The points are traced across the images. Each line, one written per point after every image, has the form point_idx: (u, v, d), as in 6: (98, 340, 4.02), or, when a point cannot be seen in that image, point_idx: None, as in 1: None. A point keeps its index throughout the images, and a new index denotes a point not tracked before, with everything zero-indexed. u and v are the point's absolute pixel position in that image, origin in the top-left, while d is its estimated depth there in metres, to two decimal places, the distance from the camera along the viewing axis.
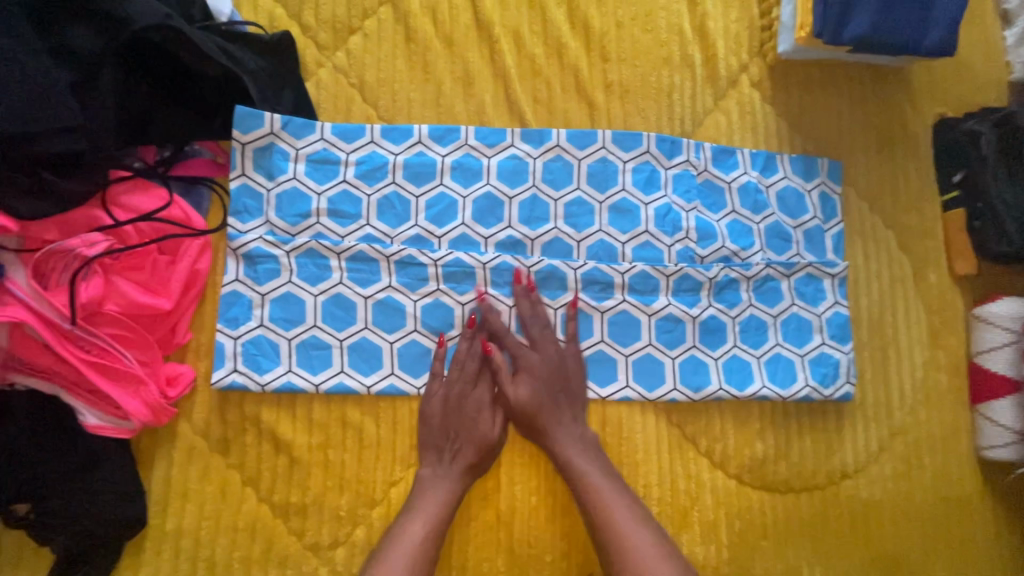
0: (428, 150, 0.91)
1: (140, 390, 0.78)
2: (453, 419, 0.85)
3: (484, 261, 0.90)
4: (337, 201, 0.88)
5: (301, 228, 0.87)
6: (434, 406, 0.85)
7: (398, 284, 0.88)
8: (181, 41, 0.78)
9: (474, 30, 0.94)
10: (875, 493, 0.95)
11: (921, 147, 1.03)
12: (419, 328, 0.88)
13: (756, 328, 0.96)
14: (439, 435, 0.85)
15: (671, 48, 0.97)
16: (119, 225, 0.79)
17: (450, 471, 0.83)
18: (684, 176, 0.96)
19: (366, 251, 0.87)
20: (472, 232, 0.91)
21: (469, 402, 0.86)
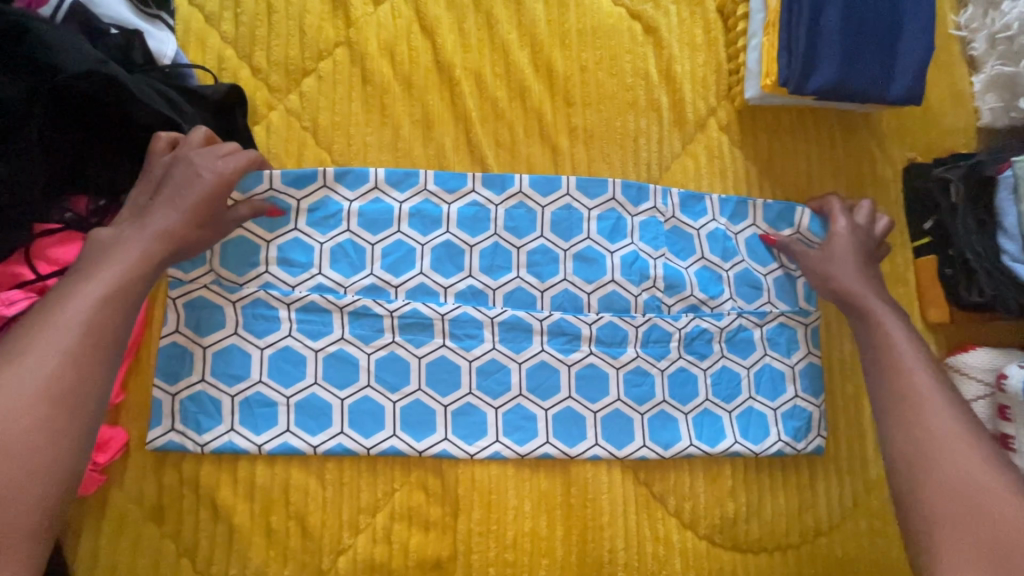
0: (384, 196, 0.87)
1: None
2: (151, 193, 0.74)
3: (443, 312, 0.86)
4: (288, 249, 0.85)
5: (248, 278, 0.83)
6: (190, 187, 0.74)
7: (350, 337, 0.84)
8: (116, 92, 0.72)
9: (435, 73, 0.91)
10: (849, 552, 0.92)
11: (891, 192, 1.01)
12: (373, 384, 0.84)
13: (728, 381, 0.92)
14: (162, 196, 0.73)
15: (637, 92, 0.95)
16: (42, 280, 0.72)
17: (130, 250, 0.69)
18: (651, 223, 0.93)
19: (318, 302, 0.83)
20: (431, 281, 0.87)
21: (201, 175, 0.74)
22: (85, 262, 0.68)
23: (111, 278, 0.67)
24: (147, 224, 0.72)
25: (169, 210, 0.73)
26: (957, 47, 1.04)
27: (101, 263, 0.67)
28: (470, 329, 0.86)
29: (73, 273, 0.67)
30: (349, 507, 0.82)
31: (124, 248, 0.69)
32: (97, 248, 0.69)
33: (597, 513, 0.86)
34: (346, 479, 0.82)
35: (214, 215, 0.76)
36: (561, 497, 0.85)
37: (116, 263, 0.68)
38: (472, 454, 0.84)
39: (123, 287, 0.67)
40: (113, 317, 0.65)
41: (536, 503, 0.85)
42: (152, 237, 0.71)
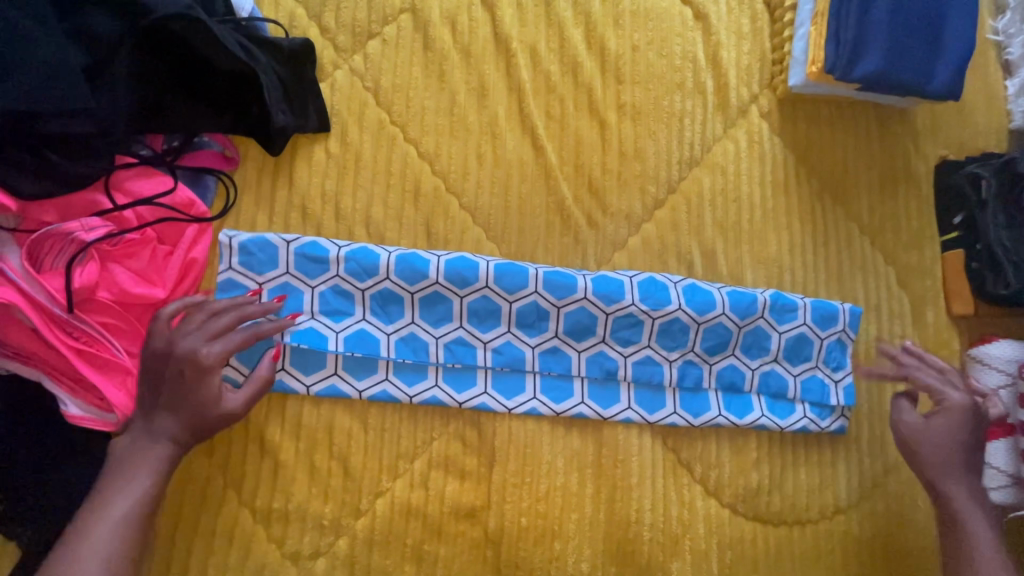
0: (397, 286, 0.86)
1: (129, 381, 0.76)
2: (149, 400, 0.74)
3: (486, 343, 0.88)
4: (328, 296, 0.85)
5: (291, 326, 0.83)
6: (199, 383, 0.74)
7: (396, 279, 0.86)
8: (203, 34, 0.77)
9: (493, 44, 0.95)
10: (867, 530, 0.95)
11: (922, 187, 1.05)
12: (418, 321, 0.87)
13: (758, 347, 0.95)
14: (161, 398, 0.74)
15: (684, 74, 0.99)
16: (119, 209, 0.76)
17: (147, 461, 0.72)
18: (692, 286, 0.93)
19: (365, 330, 0.85)
20: (468, 334, 0.88)
21: (191, 372, 0.74)
22: (102, 482, 0.71)
23: (129, 500, 0.70)
24: (159, 433, 0.74)
25: (175, 418, 0.74)
26: (993, 51, 1.08)
27: (124, 482, 0.71)
28: (512, 363, 0.88)
29: (93, 498, 0.70)
30: (389, 452, 0.85)
31: (143, 460, 0.72)
32: (115, 464, 0.72)
33: (626, 475, 0.89)
34: (389, 425, 0.85)
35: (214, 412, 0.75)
36: (593, 457, 0.88)
37: (133, 484, 0.71)
38: (509, 409, 0.87)
39: (141, 503, 0.70)
40: (132, 535, 0.69)
41: (568, 461, 0.88)
42: (163, 446, 0.73)
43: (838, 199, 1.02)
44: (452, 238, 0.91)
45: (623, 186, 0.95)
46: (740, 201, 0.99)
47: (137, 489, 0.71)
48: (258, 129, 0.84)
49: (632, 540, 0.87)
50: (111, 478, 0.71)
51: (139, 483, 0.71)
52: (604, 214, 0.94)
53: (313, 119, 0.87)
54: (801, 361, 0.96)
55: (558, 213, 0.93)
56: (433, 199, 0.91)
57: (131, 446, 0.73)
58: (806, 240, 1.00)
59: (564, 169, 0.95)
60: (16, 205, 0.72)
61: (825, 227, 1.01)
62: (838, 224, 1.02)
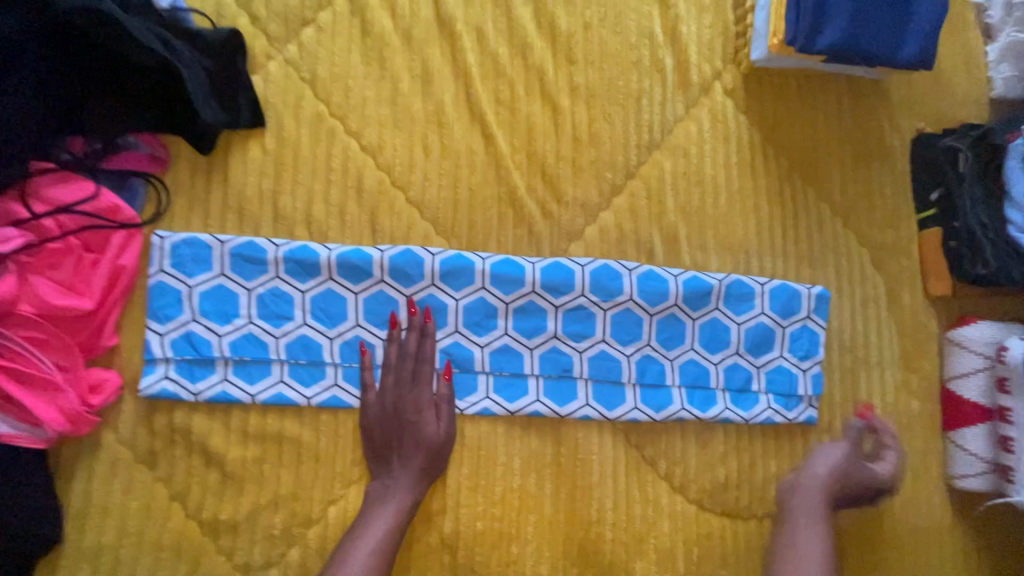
0: (338, 286, 0.83)
1: (59, 398, 0.73)
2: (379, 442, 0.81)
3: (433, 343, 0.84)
4: (266, 299, 0.82)
5: (227, 331, 0.80)
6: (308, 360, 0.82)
7: (338, 278, 0.83)
8: (113, 28, 0.72)
9: (435, 26, 0.90)
10: (839, 521, 0.93)
11: (897, 163, 1.00)
12: (362, 323, 0.84)
13: (719, 337, 0.91)
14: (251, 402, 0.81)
15: (641, 51, 0.93)
16: (38, 218, 0.73)
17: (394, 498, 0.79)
18: (650, 275, 0.89)
19: (307, 333, 0.82)
20: None
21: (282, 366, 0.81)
22: (364, 516, 0.79)
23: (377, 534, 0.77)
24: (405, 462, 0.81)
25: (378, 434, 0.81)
26: (972, 14, 1.02)
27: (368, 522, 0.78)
28: (461, 363, 0.85)
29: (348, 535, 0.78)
30: (340, 458, 0.82)
31: (389, 499, 0.79)
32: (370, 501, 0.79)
33: (586, 474, 0.86)
34: (338, 431, 0.83)
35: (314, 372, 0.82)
36: (551, 457, 0.85)
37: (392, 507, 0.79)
38: (461, 410, 0.84)
39: (385, 535, 0.77)
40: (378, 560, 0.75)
41: (526, 461, 0.85)
42: (403, 490, 0.80)
43: (808, 178, 0.97)
44: (399, 234, 0.87)
45: (577, 173, 0.91)
46: (704, 184, 0.94)
47: (388, 518, 0.78)
48: (184, 126, 0.80)
49: (594, 540, 0.85)
50: (374, 509, 0.79)
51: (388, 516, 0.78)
52: (559, 204, 0.90)
53: (246, 115, 0.83)
54: (764, 353, 0.92)
55: (510, 204, 0.89)
56: (377, 193, 0.87)
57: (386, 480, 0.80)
58: (775, 223, 0.96)
59: (515, 157, 0.90)
60: None
61: (795, 208, 0.97)
62: (808, 205, 0.97)
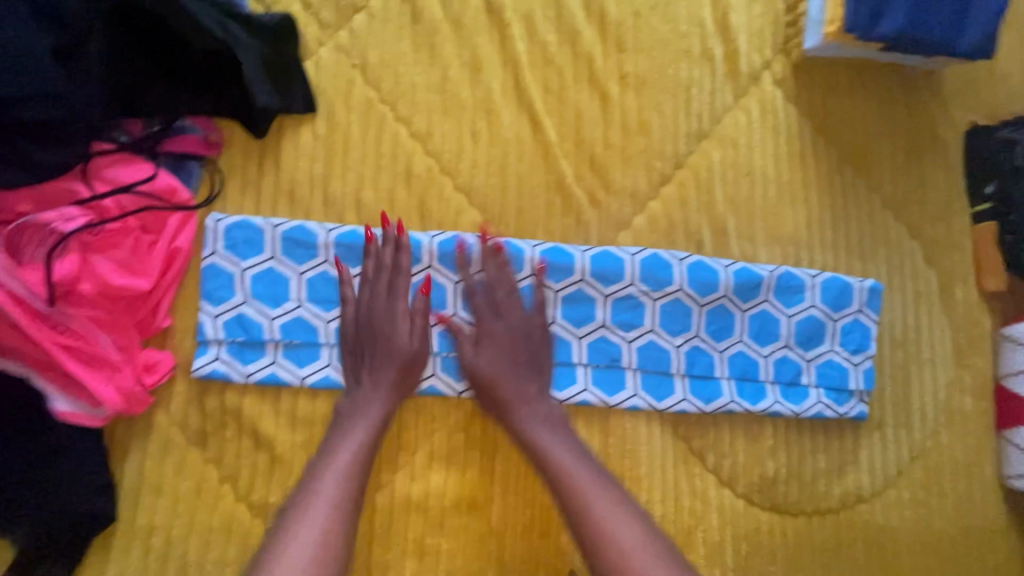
0: None
1: (117, 375, 0.73)
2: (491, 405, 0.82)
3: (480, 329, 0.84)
4: (317, 283, 0.82)
5: (278, 313, 0.81)
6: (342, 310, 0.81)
7: None
8: (177, 11, 0.73)
9: (485, 13, 0.90)
10: (890, 520, 0.91)
11: (950, 156, 0.98)
12: None
13: (770, 329, 0.89)
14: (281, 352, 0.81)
15: (691, 40, 0.92)
16: (98, 198, 0.73)
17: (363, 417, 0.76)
18: (700, 265, 0.88)
19: None
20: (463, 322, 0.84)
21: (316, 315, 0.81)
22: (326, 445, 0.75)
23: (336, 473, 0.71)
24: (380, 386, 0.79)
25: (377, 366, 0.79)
26: None
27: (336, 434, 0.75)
28: None
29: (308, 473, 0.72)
30: (388, 444, 0.82)
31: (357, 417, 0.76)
32: (337, 425, 0.76)
33: (634, 465, 0.85)
34: None
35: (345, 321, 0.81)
36: (598, 447, 0.85)
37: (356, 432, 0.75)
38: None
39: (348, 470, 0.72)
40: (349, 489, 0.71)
41: None
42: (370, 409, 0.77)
43: (858, 170, 0.96)
44: (447, 221, 0.87)
45: (626, 162, 0.90)
46: (753, 174, 0.93)
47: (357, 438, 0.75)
48: (240, 110, 0.80)
49: None
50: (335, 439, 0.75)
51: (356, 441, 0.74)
52: (607, 192, 0.89)
53: (298, 100, 0.83)
54: (814, 346, 0.90)
55: (558, 192, 0.89)
56: (426, 180, 0.87)
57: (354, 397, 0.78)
58: (825, 215, 0.94)
59: (563, 145, 0.90)
60: None
61: (845, 200, 0.95)
62: (858, 197, 0.95)
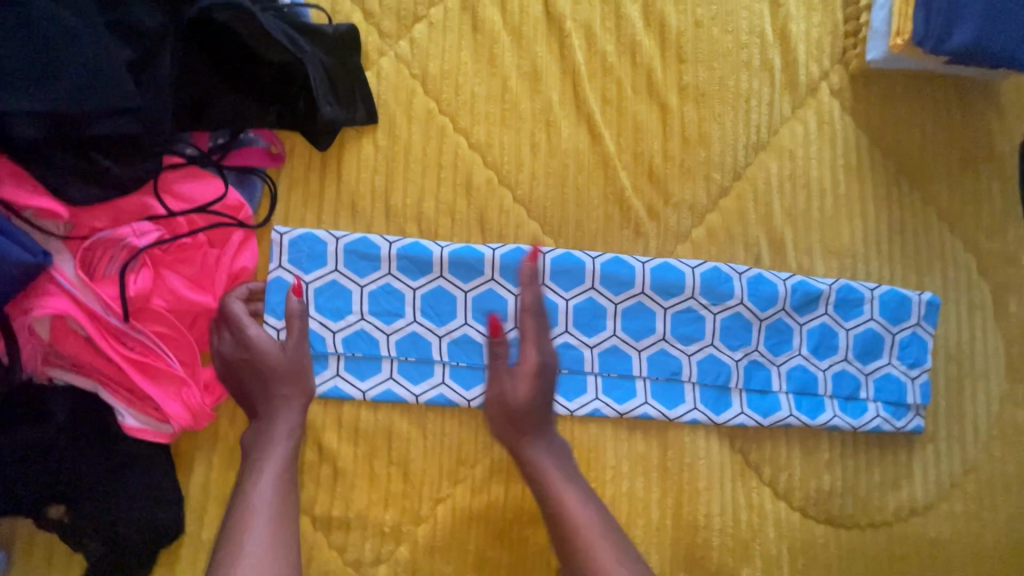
0: (450, 284, 0.83)
1: (184, 392, 0.74)
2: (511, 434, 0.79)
3: None
4: (380, 296, 0.82)
5: (341, 326, 0.80)
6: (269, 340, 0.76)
7: (450, 276, 0.83)
8: (249, 23, 0.72)
9: (544, 23, 0.89)
10: (942, 532, 0.92)
11: (1006, 168, 0.97)
12: (471, 321, 0.83)
13: (826, 342, 0.90)
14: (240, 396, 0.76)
15: (751, 50, 0.92)
16: (172, 215, 0.73)
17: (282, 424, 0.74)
18: (759, 280, 0.88)
19: (419, 330, 0.82)
20: None
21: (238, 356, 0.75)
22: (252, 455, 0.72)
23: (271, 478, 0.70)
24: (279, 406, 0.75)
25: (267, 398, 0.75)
26: None
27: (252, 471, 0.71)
28: (569, 364, 0.84)
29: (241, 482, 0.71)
30: (449, 457, 0.82)
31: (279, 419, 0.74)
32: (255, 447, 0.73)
33: (693, 478, 0.85)
34: (448, 430, 0.83)
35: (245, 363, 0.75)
36: (657, 460, 0.85)
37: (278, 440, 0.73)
38: (569, 410, 0.83)
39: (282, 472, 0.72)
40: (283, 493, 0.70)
41: (633, 464, 0.84)
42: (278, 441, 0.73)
43: (914, 182, 0.96)
44: (507, 233, 0.86)
45: (686, 174, 0.89)
46: (811, 186, 0.93)
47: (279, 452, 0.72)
48: (305, 121, 0.79)
49: (702, 545, 0.84)
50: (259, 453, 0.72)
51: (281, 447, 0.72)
52: (666, 204, 0.89)
53: (360, 111, 0.83)
54: (871, 359, 0.91)
55: (617, 204, 0.88)
56: (486, 192, 0.86)
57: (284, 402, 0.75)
58: (881, 228, 0.94)
59: (622, 157, 0.89)
60: (67, 212, 0.69)
61: (901, 212, 0.95)
62: (915, 209, 0.95)
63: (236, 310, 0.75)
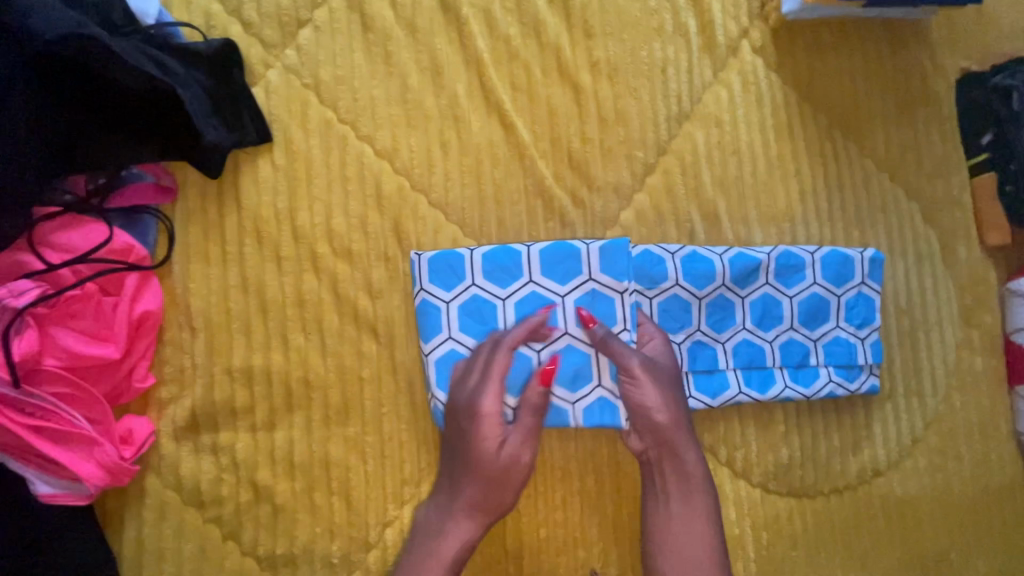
0: (483, 290, 0.79)
1: (97, 451, 0.70)
2: (655, 447, 0.77)
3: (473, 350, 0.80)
4: (523, 306, 0.80)
5: (486, 342, 0.78)
6: (492, 434, 0.74)
7: (484, 283, 0.79)
8: (100, 56, 0.66)
9: (440, 12, 0.84)
10: (909, 489, 0.90)
11: (944, 109, 0.93)
12: (455, 334, 0.78)
13: (771, 312, 0.87)
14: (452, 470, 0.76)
15: (662, 16, 0.87)
16: (53, 268, 0.69)
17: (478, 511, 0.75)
18: (694, 257, 0.84)
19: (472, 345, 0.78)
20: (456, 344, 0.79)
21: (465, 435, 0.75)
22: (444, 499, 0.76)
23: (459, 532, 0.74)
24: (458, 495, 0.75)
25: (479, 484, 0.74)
26: None
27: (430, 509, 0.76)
28: None
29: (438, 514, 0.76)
30: (393, 479, 0.79)
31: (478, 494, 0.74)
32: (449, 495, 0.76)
33: None
34: (388, 452, 0.80)
35: (458, 442, 0.76)
36: (608, 456, 0.83)
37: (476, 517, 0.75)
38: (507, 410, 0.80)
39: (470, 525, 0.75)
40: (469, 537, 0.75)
41: (583, 463, 0.82)
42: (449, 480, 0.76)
43: (850, 134, 0.91)
44: (426, 240, 0.82)
45: (607, 155, 0.85)
46: (741, 152, 0.88)
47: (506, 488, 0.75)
48: (189, 151, 0.74)
49: None
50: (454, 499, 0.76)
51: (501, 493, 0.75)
52: (590, 190, 0.85)
53: (250, 131, 0.78)
54: (818, 324, 0.88)
55: (538, 195, 0.84)
56: (399, 200, 0.82)
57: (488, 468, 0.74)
58: (818, 187, 0.90)
59: (539, 145, 0.85)
60: None
61: (838, 167, 0.91)
62: (852, 163, 0.91)
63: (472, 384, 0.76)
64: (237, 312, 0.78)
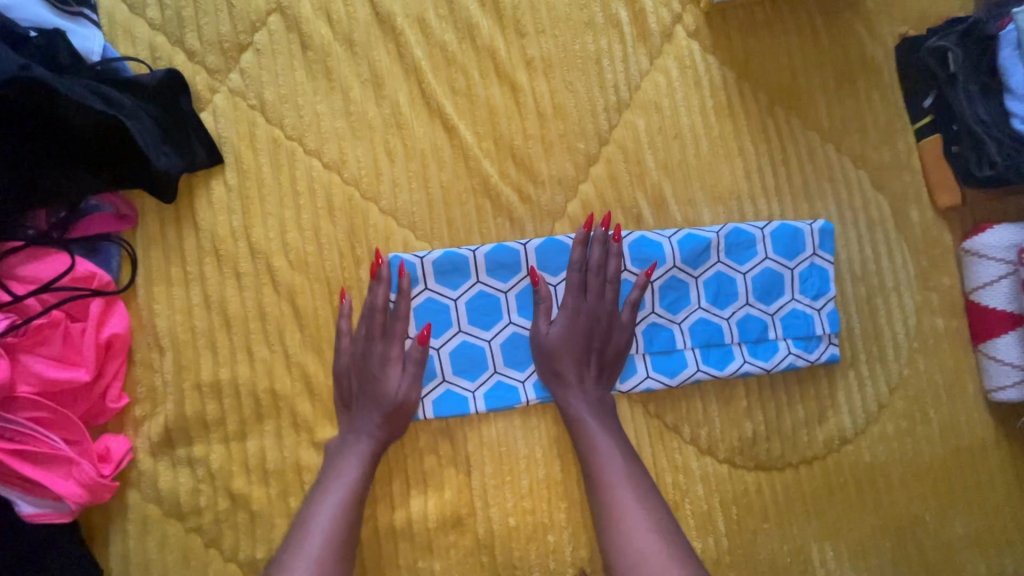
0: (487, 287, 0.83)
1: (75, 470, 0.74)
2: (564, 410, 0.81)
3: (440, 345, 0.82)
4: (525, 297, 0.84)
5: (495, 332, 0.83)
6: (394, 374, 0.80)
7: (487, 279, 0.83)
8: (46, 97, 0.70)
9: (376, 24, 0.87)
10: (878, 455, 0.90)
11: (883, 75, 0.94)
12: (465, 326, 0.83)
13: (724, 289, 0.88)
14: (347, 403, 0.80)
15: (592, 10, 0.89)
16: (20, 299, 0.73)
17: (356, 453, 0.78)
18: (643, 240, 0.86)
19: (469, 338, 0.83)
20: (424, 342, 0.82)
21: (369, 368, 0.79)
22: (328, 466, 0.78)
23: (338, 493, 0.75)
24: (360, 427, 0.79)
25: (374, 409, 0.79)
26: None
27: (321, 490, 0.75)
28: (470, 360, 0.83)
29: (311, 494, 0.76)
30: None
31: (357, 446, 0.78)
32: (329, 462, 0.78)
33: None
34: None
35: (357, 373, 0.80)
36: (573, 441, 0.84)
37: (351, 466, 0.77)
38: (472, 391, 0.82)
39: (349, 489, 0.76)
40: (349, 506, 0.75)
41: (548, 450, 0.84)
42: (353, 456, 0.77)
43: (791, 108, 0.93)
44: (378, 246, 0.84)
45: (549, 150, 0.87)
46: (682, 135, 0.90)
47: (355, 468, 0.77)
48: (143, 179, 0.79)
49: None
50: (337, 462, 0.78)
51: (356, 464, 0.77)
52: (536, 185, 0.87)
53: (201, 155, 0.82)
54: (773, 298, 0.89)
55: (485, 194, 0.86)
56: (350, 210, 0.84)
57: (376, 403, 0.79)
58: (763, 163, 0.91)
59: (482, 145, 0.87)
60: None
61: (782, 142, 0.92)
62: (796, 137, 0.92)
63: (386, 325, 0.80)
64: (202, 329, 0.81)
